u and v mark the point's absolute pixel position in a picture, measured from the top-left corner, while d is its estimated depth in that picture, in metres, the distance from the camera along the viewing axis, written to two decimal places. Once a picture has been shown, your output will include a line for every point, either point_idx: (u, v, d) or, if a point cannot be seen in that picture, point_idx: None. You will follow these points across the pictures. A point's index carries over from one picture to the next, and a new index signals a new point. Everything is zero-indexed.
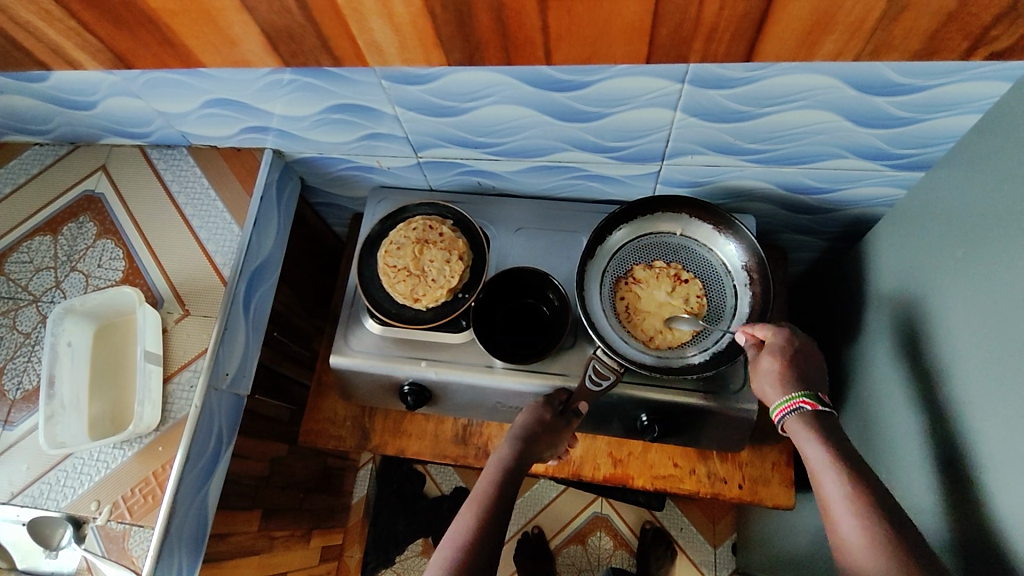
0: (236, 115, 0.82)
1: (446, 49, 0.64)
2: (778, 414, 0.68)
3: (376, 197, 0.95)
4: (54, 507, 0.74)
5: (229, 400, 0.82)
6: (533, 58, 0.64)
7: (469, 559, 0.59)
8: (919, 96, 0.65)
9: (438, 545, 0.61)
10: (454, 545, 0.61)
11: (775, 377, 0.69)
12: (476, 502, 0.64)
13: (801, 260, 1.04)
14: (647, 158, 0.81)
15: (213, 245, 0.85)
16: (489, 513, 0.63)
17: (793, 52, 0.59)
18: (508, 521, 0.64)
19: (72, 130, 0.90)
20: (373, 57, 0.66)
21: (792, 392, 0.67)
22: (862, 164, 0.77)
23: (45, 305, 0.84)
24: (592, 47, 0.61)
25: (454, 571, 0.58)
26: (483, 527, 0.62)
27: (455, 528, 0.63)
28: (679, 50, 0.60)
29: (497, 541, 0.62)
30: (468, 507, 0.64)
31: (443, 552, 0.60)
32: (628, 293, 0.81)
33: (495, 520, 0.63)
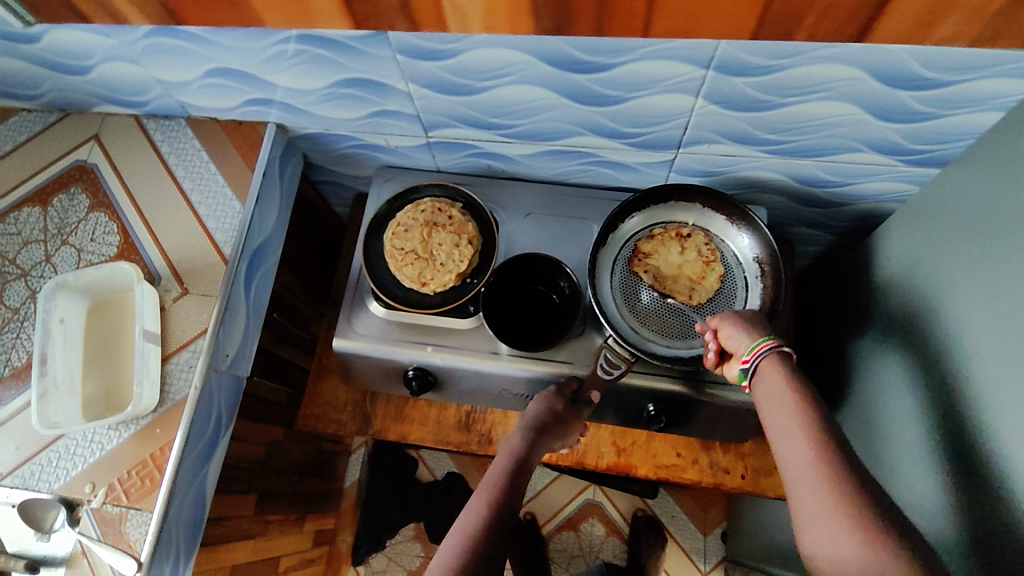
0: (240, 86, 0.79)
1: (535, 17, 0.56)
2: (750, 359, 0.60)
3: (382, 176, 0.93)
4: (46, 489, 0.71)
5: (228, 382, 0.80)
6: (627, 29, 0.56)
7: (481, 548, 0.58)
8: (942, 90, 0.64)
9: (448, 532, 0.60)
10: (463, 532, 0.59)
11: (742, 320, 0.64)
12: (487, 489, 0.63)
13: (806, 253, 1.04)
14: (663, 146, 0.80)
15: (213, 221, 0.82)
16: (501, 501, 0.62)
17: (907, 35, 0.54)
18: (518, 510, 0.63)
19: (63, 96, 0.86)
20: (453, 23, 0.59)
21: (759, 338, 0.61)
22: (877, 158, 0.77)
23: (34, 279, 0.80)
24: (694, 21, 0.54)
25: (464, 558, 0.57)
26: (494, 515, 0.61)
27: (465, 515, 0.61)
28: (787, 27, 0.54)
29: (507, 530, 0.61)
30: (478, 494, 0.63)
31: (452, 541, 0.59)
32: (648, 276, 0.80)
33: (506, 508, 0.62)
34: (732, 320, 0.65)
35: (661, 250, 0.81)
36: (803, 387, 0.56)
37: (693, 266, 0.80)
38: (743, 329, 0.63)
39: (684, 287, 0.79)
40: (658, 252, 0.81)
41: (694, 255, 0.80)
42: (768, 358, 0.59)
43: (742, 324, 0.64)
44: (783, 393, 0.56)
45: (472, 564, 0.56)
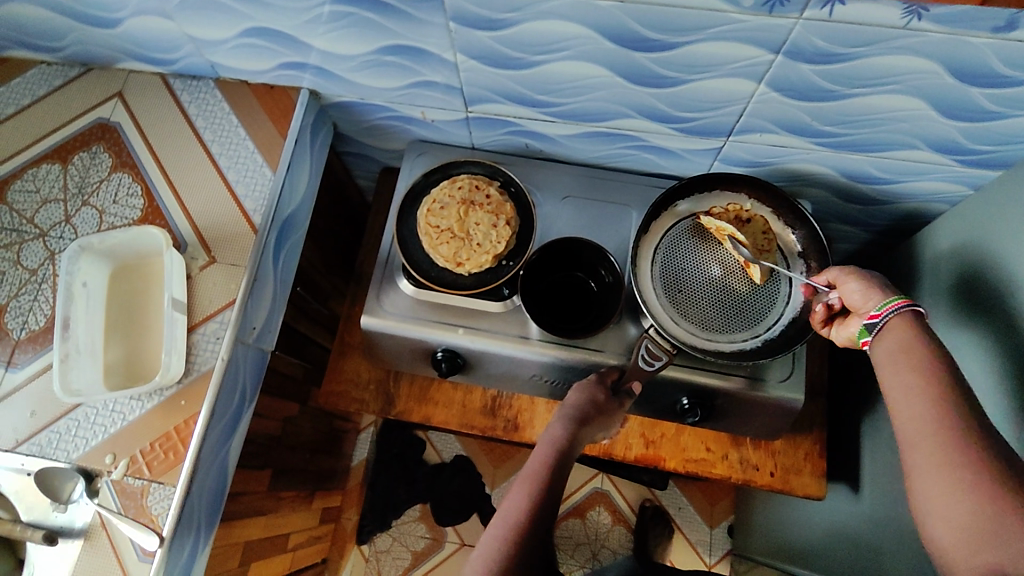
0: (277, 48, 0.76)
1: None
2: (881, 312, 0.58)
3: (415, 150, 0.90)
4: (62, 458, 0.69)
5: (254, 356, 0.77)
6: None
7: (524, 542, 0.57)
8: (1016, 88, 0.62)
9: (489, 522, 0.59)
10: (505, 526, 0.58)
11: (872, 279, 0.62)
12: (529, 480, 0.61)
13: (839, 250, 1.02)
14: (713, 133, 0.77)
15: (242, 188, 0.79)
16: (543, 493, 0.60)
17: None
18: (560, 501, 0.61)
19: (86, 50, 0.82)
20: None
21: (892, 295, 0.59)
22: (932, 156, 0.74)
23: (53, 240, 0.77)
24: None
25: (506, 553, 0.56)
26: (537, 508, 0.59)
27: (508, 505, 0.60)
28: None
29: (549, 524, 0.59)
30: (519, 485, 0.61)
31: (494, 532, 0.58)
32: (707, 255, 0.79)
33: (548, 500, 0.60)
34: (860, 278, 0.63)
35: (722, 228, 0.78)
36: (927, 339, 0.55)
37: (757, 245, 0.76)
38: (871, 289, 0.61)
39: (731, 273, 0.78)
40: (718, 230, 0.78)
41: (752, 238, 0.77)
42: (901, 314, 0.57)
43: (872, 283, 0.62)
44: (900, 350, 0.55)
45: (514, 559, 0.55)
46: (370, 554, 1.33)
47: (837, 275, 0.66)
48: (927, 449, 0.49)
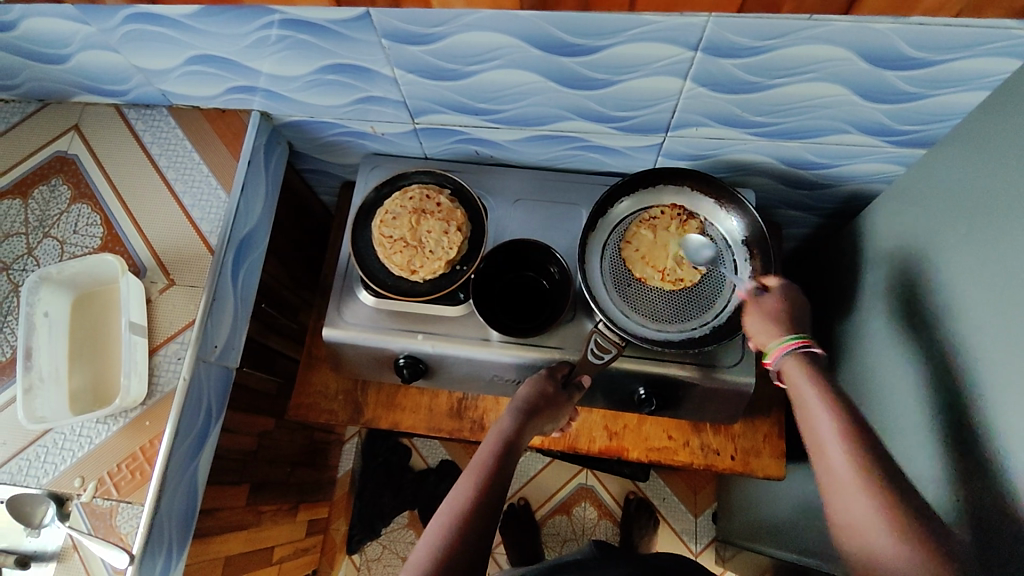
0: (222, 73, 0.78)
1: None
2: (772, 357, 0.66)
3: (369, 164, 0.92)
4: (33, 484, 0.71)
5: (217, 373, 0.79)
6: (614, 5, 0.58)
7: (469, 528, 0.59)
8: (930, 69, 0.64)
9: (437, 512, 0.61)
10: (452, 513, 0.60)
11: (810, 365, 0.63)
12: (476, 470, 0.63)
13: (794, 235, 1.05)
14: (651, 129, 0.80)
15: (198, 212, 0.81)
16: (489, 482, 0.63)
17: (892, 6, 0.55)
18: (506, 490, 0.64)
19: (40, 86, 0.84)
20: None
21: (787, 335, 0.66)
22: (864, 140, 0.77)
23: (16, 273, 0.79)
24: None
25: (452, 538, 0.58)
26: (483, 496, 0.61)
27: (454, 494, 0.62)
28: None
29: (495, 510, 0.61)
30: (467, 474, 0.64)
31: (440, 519, 0.60)
32: (641, 229, 0.81)
33: (494, 488, 0.62)
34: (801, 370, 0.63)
35: (672, 232, 0.81)
36: (822, 377, 0.62)
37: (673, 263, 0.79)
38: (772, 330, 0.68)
39: (650, 270, 0.80)
40: (666, 231, 0.81)
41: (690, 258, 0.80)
42: (793, 357, 0.64)
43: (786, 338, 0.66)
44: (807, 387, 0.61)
45: (460, 544, 0.57)
46: (361, 563, 1.36)
47: (778, 362, 0.66)
48: (848, 482, 0.54)
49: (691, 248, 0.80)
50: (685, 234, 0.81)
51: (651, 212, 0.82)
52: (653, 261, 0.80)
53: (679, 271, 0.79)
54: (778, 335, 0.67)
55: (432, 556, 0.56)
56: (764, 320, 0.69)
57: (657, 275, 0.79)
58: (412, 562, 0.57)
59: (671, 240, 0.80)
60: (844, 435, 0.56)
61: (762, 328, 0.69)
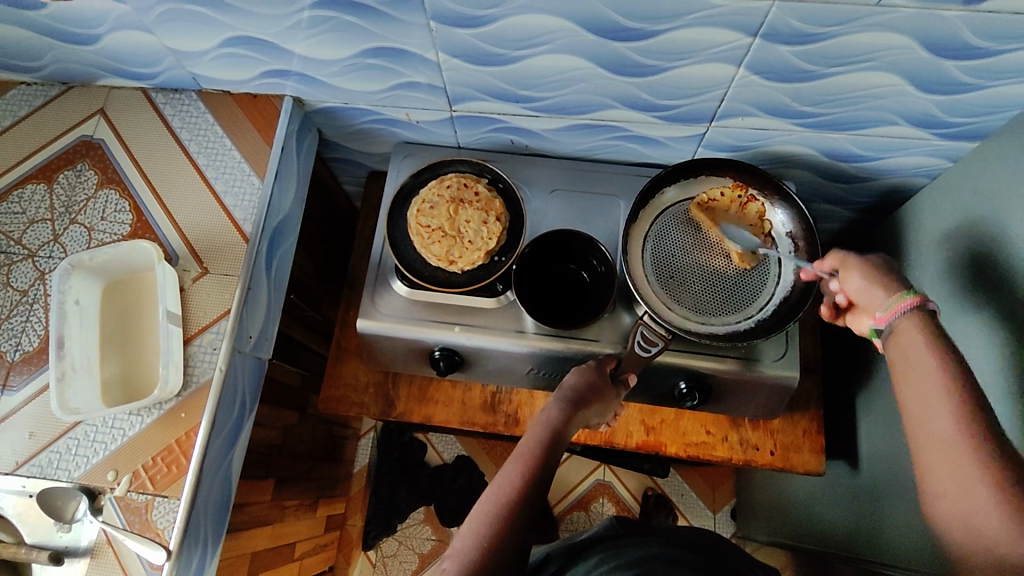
0: (259, 56, 0.76)
1: None
2: (883, 316, 0.58)
3: (401, 152, 0.90)
4: (65, 478, 0.68)
5: (251, 364, 0.77)
6: None
7: (514, 520, 0.56)
8: (991, 59, 0.63)
9: (480, 499, 0.59)
10: (496, 502, 0.58)
11: (930, 332, 0.54)
12: (522, 460, 0.60)
13: (825, 230, 1.04)
14: (695, 119, 0.78)
15: (231, 199, 0.79)
16: (535, 474, 0.60)
17: None
18: (550, 484, 0.61)
19: (66, 68, 0.81)
20: None
21: (903, 293, 0.57)
22: (911, 131, 0.76)
23: (42, 260, 0.77)
24: None
25: (496, 530, 0.56)
26: (529, 487, 0.58)
27: (499, 482, 0.59)
28: None
29: (539, 503, 0.59)
30: (512, 463, 0.61)
31: (484, 508, 0.58)
32: (703, 216, 0.79)
33: (540, 480, 0.60)
34: (916, 336, 0.55)
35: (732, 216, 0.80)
36: (944, 343, 0.53)
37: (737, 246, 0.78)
38: (876, 287, 0.60)
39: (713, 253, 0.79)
40: (728, 214, 0.80)
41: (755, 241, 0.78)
42: (909, 316, 0.56)
43: (880, 281, 0.60)
44: (915, 354, 0.54)
45: (504, 537, 0.55)
46: (376, 559, 1.34)
47: (887, 326, 0.57)
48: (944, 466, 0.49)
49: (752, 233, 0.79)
50: (743, 219, 0.80)
51: (710, 196, 0.79)
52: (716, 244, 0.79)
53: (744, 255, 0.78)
54: (891, 292, 0.58)
55: (474, 547, 0.54)
56: (866, 278, 0.61)
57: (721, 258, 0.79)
58: (451, 551, 0.55)
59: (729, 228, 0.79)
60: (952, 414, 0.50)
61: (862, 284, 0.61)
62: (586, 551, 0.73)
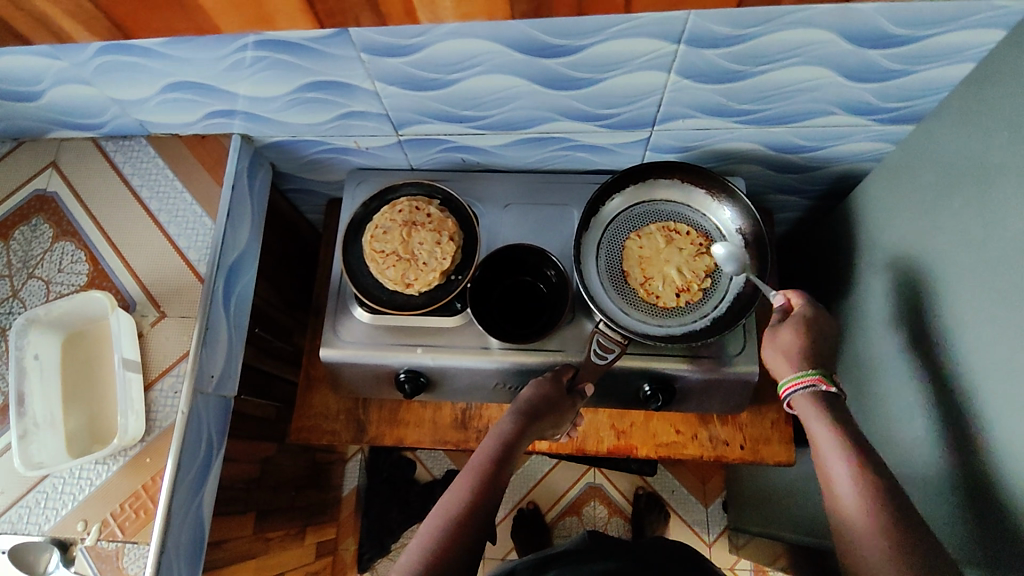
0: (199, 99, 0.76)
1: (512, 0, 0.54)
2: (785, 390, 0.68)
3: (354, 179, 0.91)
4: (36, 531, 0.69)
5: (215, 404, 0.79)
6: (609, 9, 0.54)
7: (462, 530, 0.58)
8: (913, 46, 0.64)
9: (430, 512, 0.60)
10: (444, 514, 0.59)
11: (830, 412, 0.64)
12: (472, 474, 0.62)
13: (785, 219, 1.04)
14: (637, 124, 0.79)
15: (185, 241, 0.80)
16: (484, 486, 0.62)
17: None
18: (501, 496, 0.63)
19: (14, 124, 0.82)
20: (424, 12, 0.55)
21: (804, 370, 0.67)
22: (851, 120, 0.76)
23: (2, 316, 0.77)
24: None
25: (443, 540, 0.57)
26: (477, 500, 0.60)
27: (450, 496, 0.61)
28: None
29: (488, 513, 0.60)
30: (463, 477, 0.63)
31: (433, 520, 0.59)
32: (658, 233, 0.80)
33: (490, 492, 0.62)
34: (818, 413, 0.64)
35: (682, 250, 0.80)
36: (839, 419, 0.64)
37: (671, 272, 0.78)
38: (790, 356, 0.68)
39: (645, 268, 0.79)
40: (680, 247, 0.80)
41: (694, 281, 0.78)
42: (806, 395, 0.66)
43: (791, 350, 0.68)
44: (822, 428, 0.63)
45: (450, 547, 0.57)
46: None
47: (796, 399, 0.67)
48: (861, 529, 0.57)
49: (696, 275, 0.78)
50: (689, 262, 0.79)
51: (677, 226, 0.81)
52: (651, 263, 0.79)
53: (670, 284, 0.78)
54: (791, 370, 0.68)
55: (421, 557, 0.56)
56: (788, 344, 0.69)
57: (648, 276, 0.78)
58: (399, 563, 0.57)
59: (676, 254, 0.79)
60: (862, 484, 0.58)
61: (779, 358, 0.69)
62: (549, 565, 0.75)
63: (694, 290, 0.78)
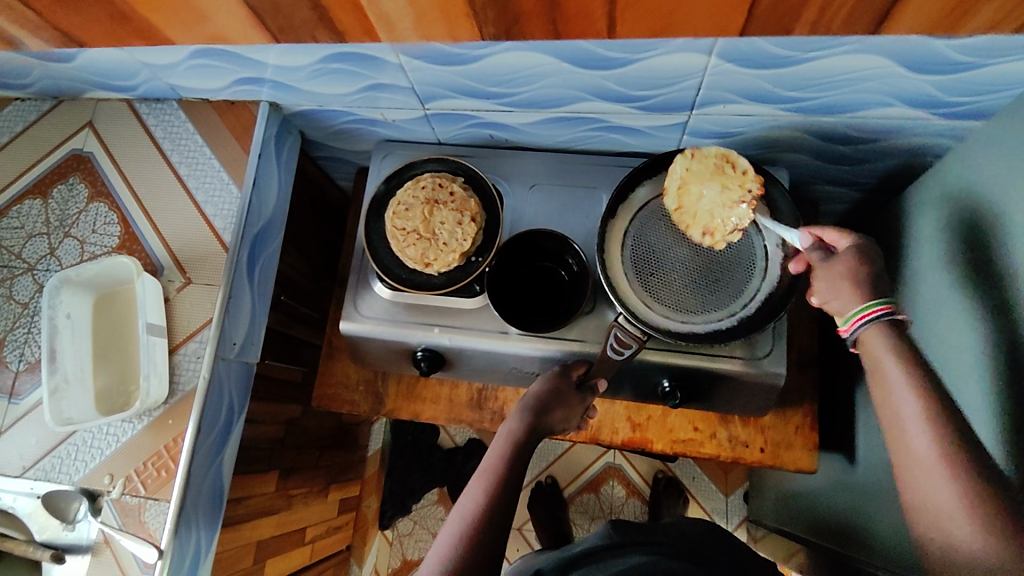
0: (226, 65, 0.75)
1: (479, 21, 0.60)
2: (851, 325, 0.56)
3: (381, 151, 0.90)
4: (66, 481, 0.74)
5: (238, 369, 0.81)
6: (591, 30, 0.60)
7: (480, 534, 0.57)
8: (987, 37, 0.57)
9: (447, 520, 0.60)
10: (461, 522, 0.59)
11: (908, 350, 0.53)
12: (486, 476, 0.62)
13: (832, 211, 0.98)
14: (675, 108, 0.74)
15: (211, 209, 0.80)
16: (499, 488, 0.61)
17: (934, 21, 0.55)
18: (517, 496, 0.62)
19: (52, 84, 0.83)
20: (384, 31, 0.63)
21: (873, 300, 0.55)
22: (910, 113, 0.70)
23: (41, 273, 0.81)
24: (668, 21, 0.57)
25: (464, 545, 0.57)
26: (492, 502, 0.60)
27: (465, 502, 0.61)
28: (780, 24, 0.56)
29: (504, 517, 0.60)
30: (476, 481, 0.63)
31: (452, 528, 0.59)
32: (714, 159, 0.69)
33: (504, 493, 0.61)
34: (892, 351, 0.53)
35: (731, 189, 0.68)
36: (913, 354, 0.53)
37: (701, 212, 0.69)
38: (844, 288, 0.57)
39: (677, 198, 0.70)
40: (729, 186, 0.68)
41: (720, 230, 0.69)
42: (879, 326, 0.55)
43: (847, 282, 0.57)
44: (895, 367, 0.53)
45: (470, 553, 0.56)
46: (393, 537, 1.40)
47: (868, 332, 0.55)
48: (932, 478, 0.48)
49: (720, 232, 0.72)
50: (727, 206, 0.68)
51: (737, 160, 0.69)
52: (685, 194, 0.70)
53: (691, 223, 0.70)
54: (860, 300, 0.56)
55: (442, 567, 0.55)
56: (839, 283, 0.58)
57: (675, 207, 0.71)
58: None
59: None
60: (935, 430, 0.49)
61: (835, 292, 0.58)
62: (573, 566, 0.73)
63: (718, 238, 0.70)
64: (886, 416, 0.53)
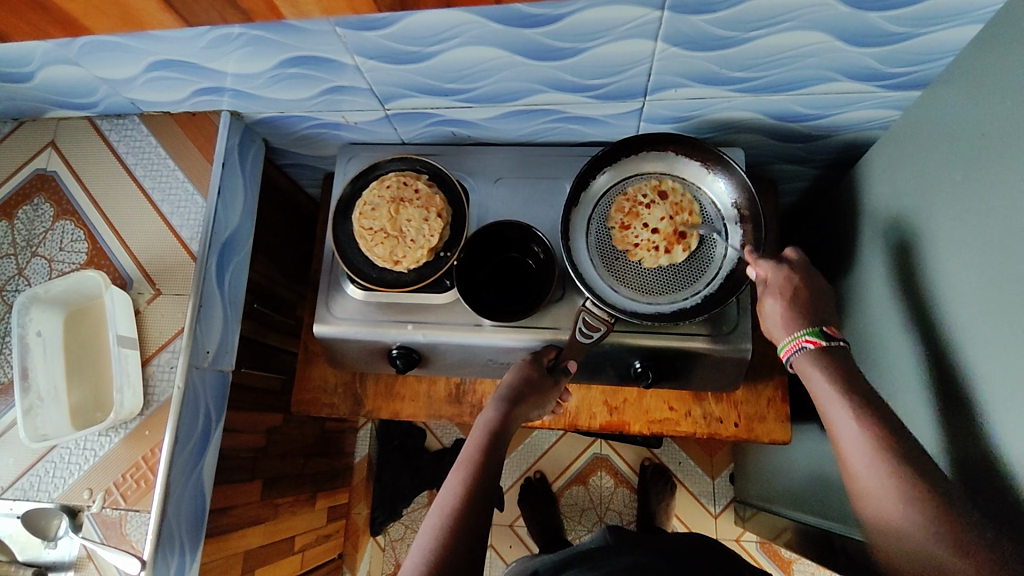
0: (184, 76, 0.75)
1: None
2: (785, 354, 0.65)
3: (346, 155, 0.91)
4: (46, 498, 0.74)
5: (213, 378, 0.81)
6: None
7: (461, 522, 0.58)
8: (916, 7, 0.60)
9: (429, 511, 0.61)
10: (443, 512, 0.60)
11: (838, 368, 0.59)
12: (465, 466, 0.63)
13: (792, 189, 1.01)
14: (628, 95, 0.76)
15: (177, 219, 0.81)
16: (477, 476, 0.62)
17: None
18: (495, 485, 0.63)
19: (12, 105, 0.83)
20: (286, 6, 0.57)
21: (798, 331, 0.63)
22: (854, 87, 0.72)
23: (9, 294, 0.81)
24: None
25: (447, 534, 0.57)
26: (471, 490, 0.61)
27: (445, 492, 0.62)
28: None
29: (484, 506, 0.61)
30: (455, 471, 0.64)
31: (433, 518, 0.60)
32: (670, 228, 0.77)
33: (483, 482, 0.62)
34: (823, 373, 0.60)
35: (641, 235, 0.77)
36: (841, 371, 0.59)
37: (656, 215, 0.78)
38: (788, 315, 0.65)
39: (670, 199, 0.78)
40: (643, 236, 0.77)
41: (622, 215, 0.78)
42: (806, 353, 0.62)
43: (791, 309, 0.65)
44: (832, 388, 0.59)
45: (452, 542, 0.57)
46: (385, 543, 1.40)
47: (799, 360, 0.63)
48: (874, 479, 0.53)
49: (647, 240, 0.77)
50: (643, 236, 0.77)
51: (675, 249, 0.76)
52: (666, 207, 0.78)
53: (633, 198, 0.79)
54: (790, 330, 0.64)
55: (426, 557, 0.56)
56: (780, 309, 0.65)
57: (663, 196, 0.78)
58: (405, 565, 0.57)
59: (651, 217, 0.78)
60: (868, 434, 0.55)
61: (780, 314, 0.66)
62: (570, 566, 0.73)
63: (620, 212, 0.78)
64: (829, 429, 0.58)
